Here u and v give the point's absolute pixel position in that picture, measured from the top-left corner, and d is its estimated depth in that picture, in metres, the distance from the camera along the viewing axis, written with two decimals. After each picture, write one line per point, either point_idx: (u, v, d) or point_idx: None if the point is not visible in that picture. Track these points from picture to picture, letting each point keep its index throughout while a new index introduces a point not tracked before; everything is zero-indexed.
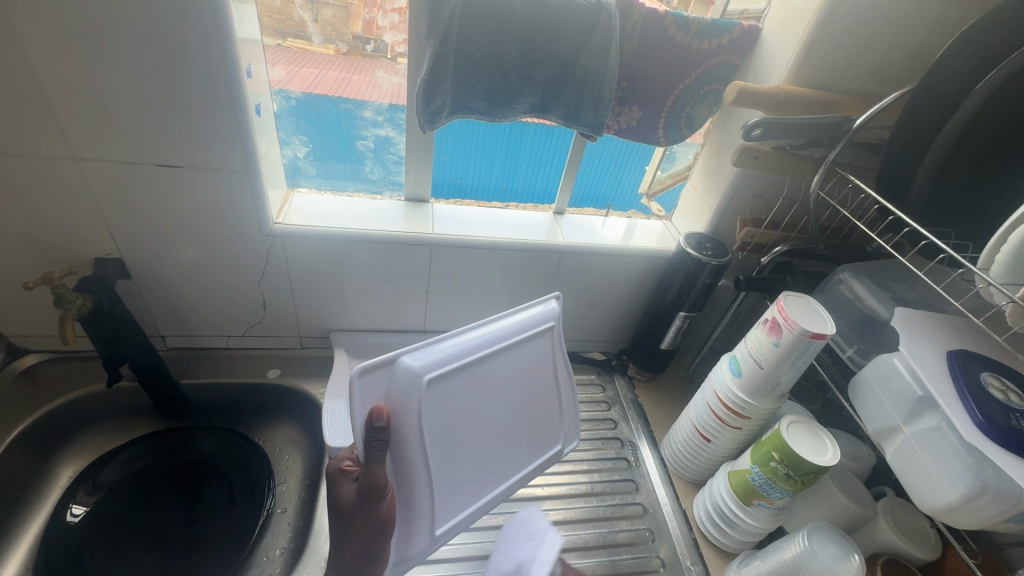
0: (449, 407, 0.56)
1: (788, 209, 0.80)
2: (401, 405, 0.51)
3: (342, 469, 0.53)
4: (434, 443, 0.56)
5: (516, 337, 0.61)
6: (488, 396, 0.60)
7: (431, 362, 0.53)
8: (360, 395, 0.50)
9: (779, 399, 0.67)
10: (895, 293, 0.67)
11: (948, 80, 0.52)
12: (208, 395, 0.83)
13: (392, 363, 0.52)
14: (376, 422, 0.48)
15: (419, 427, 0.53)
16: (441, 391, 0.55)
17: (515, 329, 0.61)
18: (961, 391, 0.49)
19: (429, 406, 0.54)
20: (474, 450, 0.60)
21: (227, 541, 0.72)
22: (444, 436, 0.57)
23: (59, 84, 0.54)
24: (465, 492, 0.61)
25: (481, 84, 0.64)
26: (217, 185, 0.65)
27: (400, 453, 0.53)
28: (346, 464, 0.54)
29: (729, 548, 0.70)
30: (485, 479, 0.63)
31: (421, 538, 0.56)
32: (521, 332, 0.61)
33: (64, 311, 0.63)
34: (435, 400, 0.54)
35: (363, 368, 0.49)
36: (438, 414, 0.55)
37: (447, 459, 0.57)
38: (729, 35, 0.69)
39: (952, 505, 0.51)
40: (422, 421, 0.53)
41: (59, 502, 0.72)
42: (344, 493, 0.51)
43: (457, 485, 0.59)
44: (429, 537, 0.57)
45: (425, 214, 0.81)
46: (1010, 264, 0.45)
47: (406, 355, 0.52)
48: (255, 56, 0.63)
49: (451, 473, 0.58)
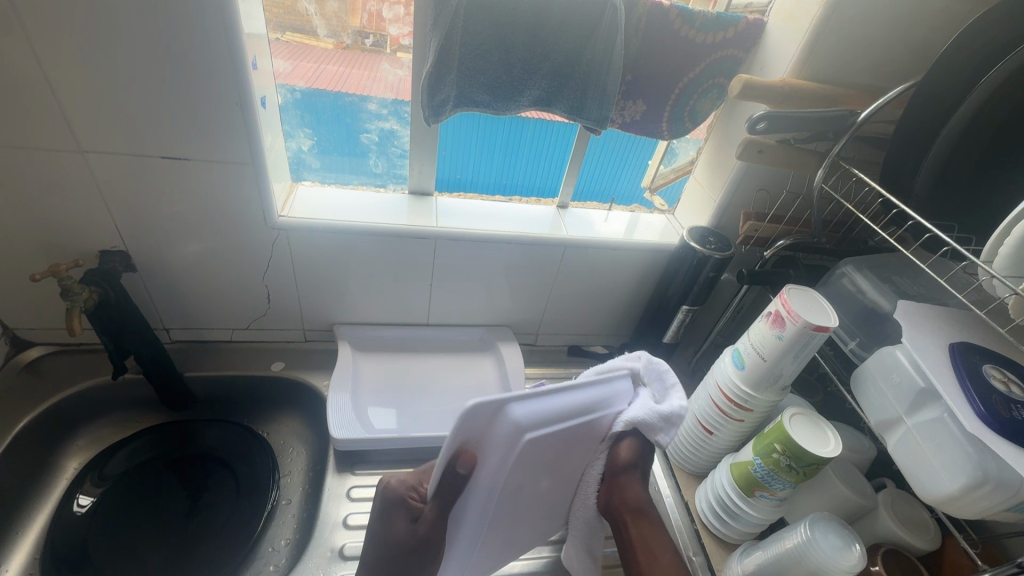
0: (558, 453, 0.51)
1: (791, 202, 0.80)
2: (484, 455, 0.46)
3: (406, 503, 0.50)
4: (503, 492, 0.51)
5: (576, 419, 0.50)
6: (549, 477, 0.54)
7: (538, 418, 0.46)
8: (456, 437, 0.43)
9: (782, 392, 0.67)
10: (897, 286, 0.68)
11: (954, 73, 0.52)
12: (213, 387, 0.83)
13: (498, 410, 0.45)
14: (460, 468, 0.44)
15: (488, 485, 0.48)
16: (543, 449, 0.48)
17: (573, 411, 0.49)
18: (963, 382, 0.49)
19: (514, 464, 0.48)
20: (556, 499, 0.59)
21: (234, 530, 0.73)
22: (505, 505, 0.53)
23: (66, 76, 0.54)
24: (506, 534, 0.59)
25: (486, 76, 0.64)
26: (223, 178, 0.65)
27: (466, 491, 0.49)
28: (411, 497, 0.51)
29: (730, 539, 0.71)
30: (544, 523, 0.63)
31: (451, 568, 0.56)
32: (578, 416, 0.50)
33: (70, 303, 0.64)
34: (538, 456, 0.49)
35: (473, 410, 0.42)
36: (546, 459, 0.50)
37: (524, 498, 0.54)
38: (734, 28, 0.69)
39: (952, 495, 0.51)
40: (497, 475, 0.48)
41: (66, 492, 0.72)
42: (400, 535, 0.48)
43: (499, 534, 0.57)
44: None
45: (428, 207, 0.81)
46: (1013, 257, 0.45)
47: (513, 404, 0.45)
48: (261, 48, 0.63)
49: (505, 518, 0.55)
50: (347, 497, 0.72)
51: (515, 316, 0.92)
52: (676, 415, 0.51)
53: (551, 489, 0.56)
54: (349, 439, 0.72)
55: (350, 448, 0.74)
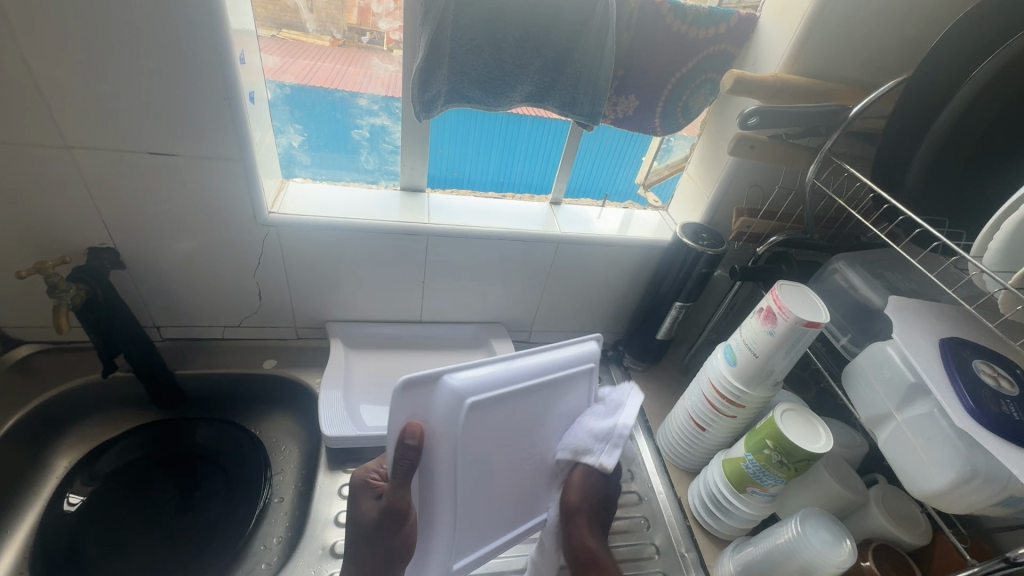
0: (508, 419, 0.58)
1: (783, 198, 0.80)
2: (435, 435, 0.52)
3: (368, 483, 0.54)
4: (468, 462, 0.56)
5: (516, 383, 0.57)
6: (512, 444, 0.59)
7: (474, 384, 0.54)
8: (400, 406, 0.50)
9: (774, 388, 0.67)
10: (889, 282, 0.68)
11: (945, 67, 0.52)
12: (204, 385, 0.83)
13: (435, 381, 0.52)
14: (410, 439, 0.49)
15: (448, 454, 0.53)
16: (488, 411, 0.56)
17: (512, 377, 0.57)
18: (953, 377, 0.49)
19: (466, 429, 0.54)
20: (534, 470, 0.63)
21: (226, 528, 0.72)
22: (476, 476, 0.57)
23: (50, 71, 0.54)
24: (491, 517, 0.61)
25: (476, 71, 0.64)
26: (212, 174, 0.65)
27: (428, 467, 0.54)
28: (374, 477, 0.55)
29: (723, 535, 0.71)
30: (530, 503, 0.64)
31: (438, 553, 0.57)
32: (517, 381, 0.57)
33: (58, 300, 0.63)
34: (490, 419, 0.56)
35: (407, 384, 0.50)
36: (500, 421, 0.57)
37: (497, 467, 0.59)
38: (725, 23, 0.69)
39: (941, 490, 0.51)
40: (451, 442, 0.53)
41: (55, 491, 0.72)
42: (366, 511, 0.52)
43: (485, 512, 0.60)
44: (444, 568, 0.57)
45: (420, 203, 0.80)
46: (1002, 252, 0.45)
47: (448, 374, 0.53)
48: (249, 44, 0.62)
49: (485, 492, 0.59)
50: (339, 495, 0.71)
51: (509, 313, 0.92)
52: (615, 433, 0.59)
53: (522, 457, 0.61)
54: (341, 436, 0.72)
55: (342, 446, 0.73)
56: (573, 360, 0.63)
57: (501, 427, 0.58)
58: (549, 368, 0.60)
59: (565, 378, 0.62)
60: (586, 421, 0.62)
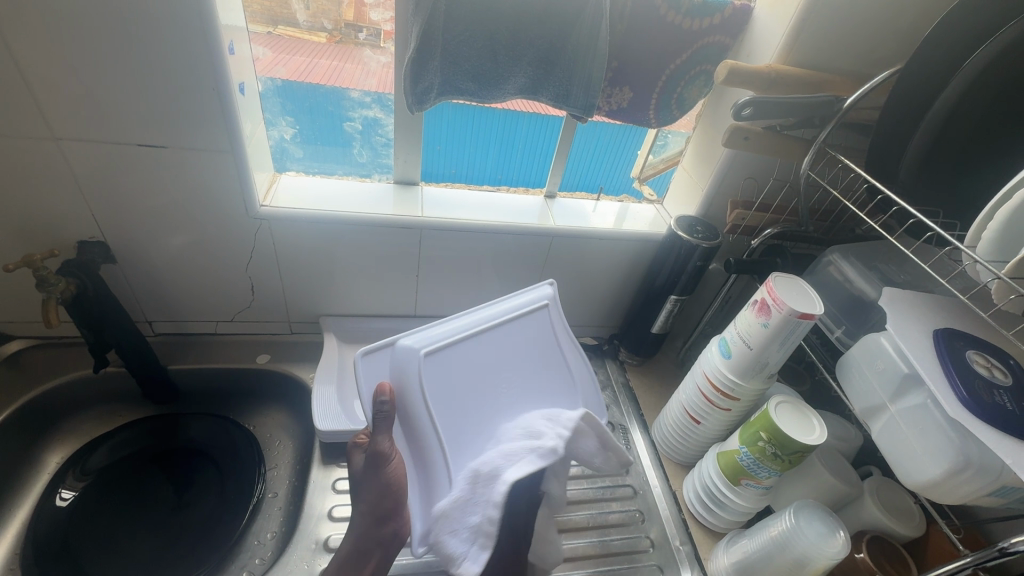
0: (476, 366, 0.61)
1: (778, 190, 0.80)
2: (404, 387, 0.56)
3: (355, 442, 0.58)
4: (446, 408, 0.57)
5: (473, 331, 0.62)
6: (491, 387, 0.61)
7: (429, 338, 0.58)
8: (363, 372, 0.56)
9: (768, 380, 0.67)
10: (883, 274, 0.68)
11: (942, 56, 0.52)
12: (197, 380, 0.82)
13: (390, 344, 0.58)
14: (380, 396, 0.53)
15: (421, 402, 0.55)
16: (452, 362, 0.59)
17: (467, 325, 0.62)
18: (946, 367, 0.49)
19: (433, 377, 0.57)
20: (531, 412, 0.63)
21: (219, 523, 0.72)
22: (460, 420, 0.57)
23: (36, 60, 0.53)
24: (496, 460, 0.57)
25: (469, 63, 0.64)
26: (202, 166, 0.64)
27: (408, 420, 0.56)
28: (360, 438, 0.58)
29: (717, 528, 0.71)
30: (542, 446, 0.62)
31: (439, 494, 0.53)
32: (474, 328, 0.62)
33: (47, 294, 0.62)
34: (455, 365, 0.59)
35: (367, 351, 0.56)
36: (466, 364, 0.60)
37: (480, 409, 0.59)
38: (720, 14, 0.68)
39: (935, 481, 0.51)
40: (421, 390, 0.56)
41: (47, 487, 0.71)
42: (355, 463, 0.56)
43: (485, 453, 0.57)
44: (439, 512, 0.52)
45: (414, 197, 0.80)
46: (997, 242, 0.45)
47: (402, 337, 0.58)
48: (239, 35, 0.62)
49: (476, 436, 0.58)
50: (333, 489, 0.71)
51: None
52: (481, 540, 0.50)
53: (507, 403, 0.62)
54: (334, 430, 0.71)
55: (335, 440, 0.73)
56: (525, 305, 0.68)
57: (472, 370, 0.61)
58: (502, 317, 0.65)
59: (522, 320, 0.67)
60: (456, 511, 0.51)
